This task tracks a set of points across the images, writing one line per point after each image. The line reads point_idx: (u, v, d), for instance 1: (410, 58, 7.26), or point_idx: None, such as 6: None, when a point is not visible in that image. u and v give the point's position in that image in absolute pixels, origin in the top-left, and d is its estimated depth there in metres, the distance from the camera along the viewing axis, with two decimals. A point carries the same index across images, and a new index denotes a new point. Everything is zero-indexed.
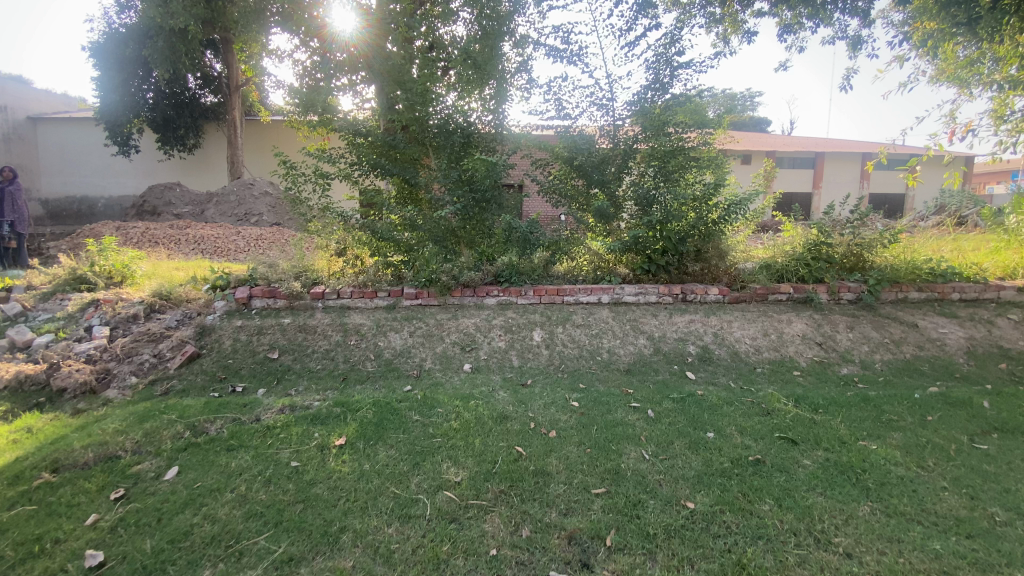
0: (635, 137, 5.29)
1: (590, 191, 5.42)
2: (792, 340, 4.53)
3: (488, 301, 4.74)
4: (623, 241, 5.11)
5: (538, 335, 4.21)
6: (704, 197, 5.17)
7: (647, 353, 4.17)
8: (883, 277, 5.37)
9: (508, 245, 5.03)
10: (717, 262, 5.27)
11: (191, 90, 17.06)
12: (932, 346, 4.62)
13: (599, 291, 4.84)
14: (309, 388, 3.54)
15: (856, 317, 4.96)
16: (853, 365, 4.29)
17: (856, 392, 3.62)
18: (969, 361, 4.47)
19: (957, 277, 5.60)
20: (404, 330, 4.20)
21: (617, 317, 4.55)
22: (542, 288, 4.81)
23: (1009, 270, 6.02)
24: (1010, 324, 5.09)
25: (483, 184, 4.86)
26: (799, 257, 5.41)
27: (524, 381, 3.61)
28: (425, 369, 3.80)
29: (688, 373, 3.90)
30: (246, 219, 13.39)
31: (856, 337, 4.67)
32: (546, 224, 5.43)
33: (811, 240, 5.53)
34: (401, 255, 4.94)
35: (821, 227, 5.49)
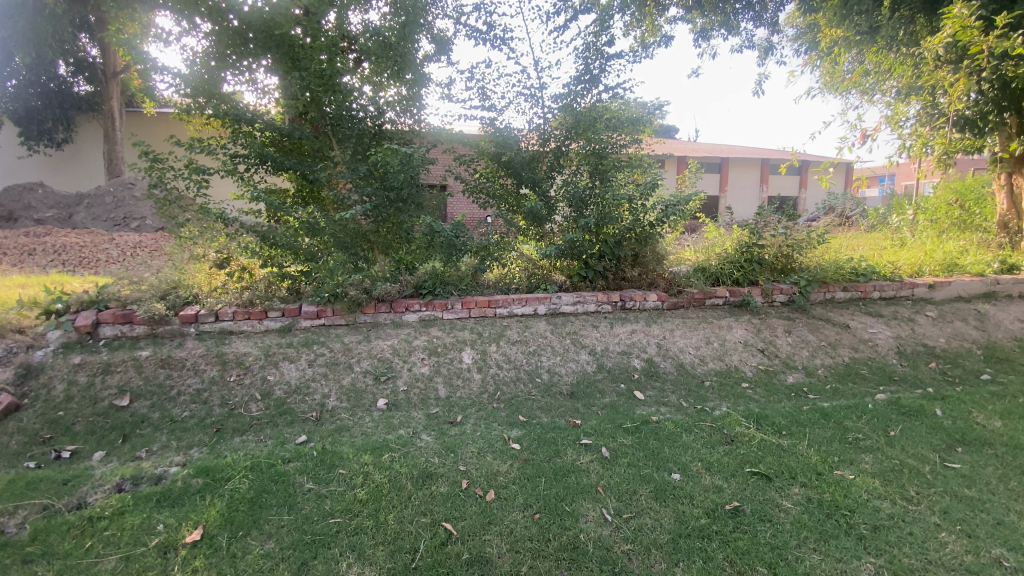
0: (566, 132, 4.81)
1: (520, 191, 4.91)
2: (736, 348, 4.26)
3: (408, 318, 4.07)
4: (558, 245, 4.63)
5: (468, 357, 3.61)
6: (644, 197, 4.78)
7: (589, 370, 3.69)
8: (814, 277, 5.28)
9: (431, 250, 4.34)
10: (654, 267, 4.94)
11: (59, 77, 14.69)
12: (867, 347, 4.57)
13: (532, 302, 4.32)
14: (167, 447, 2.72)
15: (793, 320, 4.83)
16: (798, 372, 4.09)
17: (811, 405, 3.37)
18: (901, 361, 4.42)
19: (876, 276, 5.69)
20: (301, 358, 3.45)
21: (555, 331, 4.04)
22: (471, 299, 4.21)
23: (915, 268, 6.31)
24: (929, 321, 5.21)
25: (398, 180, 4.06)
26: (733, 260, 5.24)
27: (452, 417, 3.00)
28: (327, 409, 3.09)
29: (636, 394, 3.44)
30: (125, 224, 11.57)
31: (796, 341, 4.52)
32: (474, 227, 4.81)
33: (743, 242, 5.38)
34: (301, 265, 4.17)
35: (752, 228, 5.36)
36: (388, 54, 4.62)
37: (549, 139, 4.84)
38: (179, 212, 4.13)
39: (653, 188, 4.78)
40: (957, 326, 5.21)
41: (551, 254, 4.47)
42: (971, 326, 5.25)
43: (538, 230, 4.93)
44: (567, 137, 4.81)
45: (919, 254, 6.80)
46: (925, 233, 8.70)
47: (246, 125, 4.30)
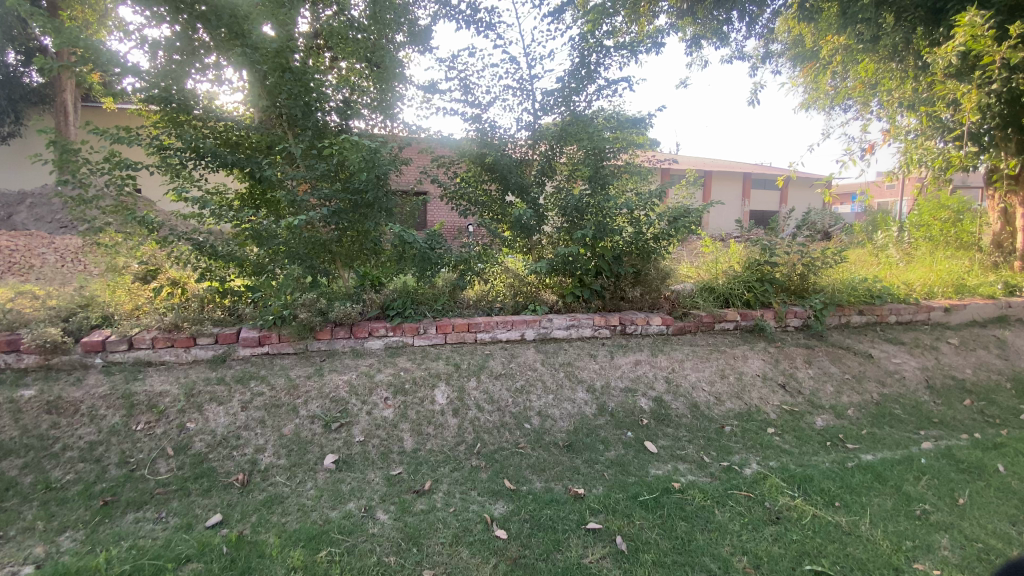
0: (560, 133, 4.20)
1: (506, 198, 4.31)
2: (753, 382, 3.70)
3: (372, 346, 3.40)
4: (550, 260, 4.01)
5: (442, 396, 2.95)
6: (650, 205, 4.16)
7: (588, 412, 3.07)
8: (829, 300, 4.79)
9: (402, 264, 3.68)
10: (658, 285, 4.36)
11: (7, 66, 13.72)
12: (895, 381, 4.06)
13: (520, 326, 3.69)
14: (30, 532, 2.03)
15: (811, 349, 4.31)
16: (825, 412, 3.54)
17: (854, 459, 2.81)
18: (934, 397, 3.91)
19: (892, 298, 5.21)
20: (233, 399, 2.77)
21: (547, 362, 3.40)
22: (447, 322, 3.56)
23: (927, 289, 5.88)
24: (953, 349, 4.74)
25: (362, 180, 3.39)
26: (742, 279, 4.70)
27: (419, 482, 2.34)
28: (257, 469, 2.41)
29: (647, 445, 2.83)
30: (72, 226, 10.65)
31: (817, 374, 3.98)
32: (453, 237, 4.16)
33: (753, 259, 4.85)
34: (247, 278, 3.50)
35: (764, 245, 4.82)
36: (357, 40, 4.02)
37: (540, 140, 4.25)
38: (95, 214, 3.41)
39: (660, 194, 4.18)
40: (982, 354, 4.75)
41: (541, 271, 3.84)
42: (996, 355, 4.78)
43: (526, 241, 4.33)
44: (560, 136, 4.20)
45: (927, 273, 6.38)
46: (917, 247, 8.38)
47: (182, 112, 3.58)
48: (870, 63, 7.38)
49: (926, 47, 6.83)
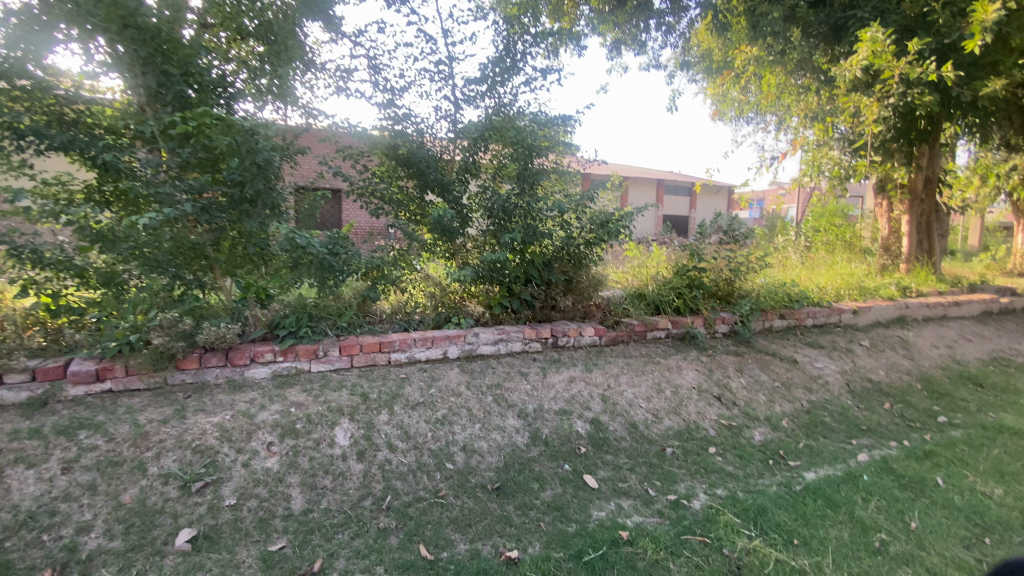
0: (483, 125, 3.76)
1: (424, 197, 3.84)
2: (690, 396, 3.47)
3: (255, 374, 2.79)
4: (474, 267, 3.56)
5: (344, 435, 2.43)
6: (581, 206, 3.84)
7: (519, 442, 2.67)
8: (754, 305, 4.73)
9: (296, 272, 3.06)
10: (590, 293, 4.04)
11: None
12: (820, 386, 4.04)
13: (441, 343, 3.21)
14: None
15: (741, 356, 4.18)
16: (762, 424, 3.39)
17: (800, 480, 2.64)
18: (856, 402, 3.93)
19: (808, 302, 5.31)
20: (54, 459, 2.09)
21: (472, 385, 2.95)
22: (352, 341, 3.01)
23: (836, 292, 6.11)
24: (865, 351, 4.88)
25: (240, 171, 2.76)
26: (672, 285, 4.52)
27: (306, 561, 1.84)
28: (79, 559, 1.80)
29: (587, 480, 2.46)
30: None
31: (750, 384, 3.85)
32: (361, 239, 3.59)
33: (682, 264, 4.71)
34: (87, 292, 2.77)
35: (693, 250, 4.68)
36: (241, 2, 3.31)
37: (461, 133, 3.80)
38: None
39: (593, 194, 3.87)
40: (890, 354, 4.94)
41: (463, 281, 3.38)
42: (902, 355, 4.99)
43: (448, 244, 3.87)
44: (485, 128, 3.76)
45: (834, 276, 6.67)
46: (816, 250, 8.79)
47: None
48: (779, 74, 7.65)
49: (829, 61, 7.17)
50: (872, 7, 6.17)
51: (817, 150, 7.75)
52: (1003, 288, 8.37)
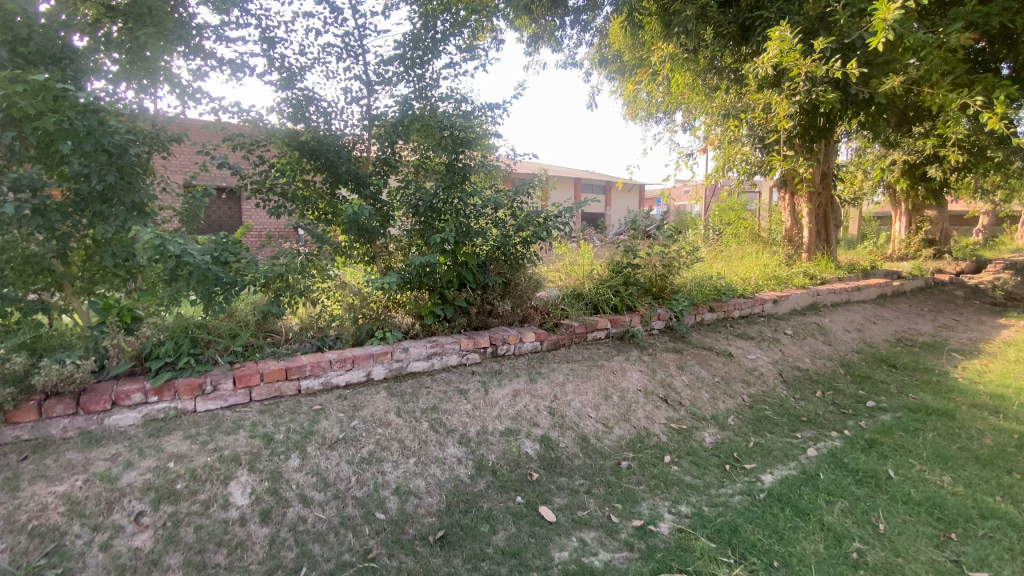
0: (401, 109, 3.33)
1: (336, 193, 3.34)
2: (638, 400, 3.23)
3: (120, 421, 2.19)
4: (399, 274, 3.12)
5: (243, 491, 1.97)
6: (514, 202, 3.52)
7: (462, 475, 2.30)
8: (686, 300, 4.64)
9: (174, 287, 2.47)
10: (529, 295, 3.71)
11: None
12: (757, 378, 4.00)
13: (364, 363, 2.74)
14: None
15: (680, 352, 4.01)
16: (711, 424, 3.24)
17: (763, 485, 2.50)
18: (792, 392, 3.93)
19: (733, 294, 5.37)
20: None
21: (403, 410, 2.53)
22: (249, 370, 2.47)
23: (757, 283, 6.28)
24: (790, 340, 5.00)
25: (88, 161, 2.21)
26: (608, 283, 4.33)
27: None
28: None
29: (544, 513, 2.14)
30: None
31: (691, 381, 3.69)
32: (259, 244, 3.03)
33: (617, 261, 4.53)
34: None
35: (627, 246, 4.50)
36: None
37: (376, 120, 3.35)
38: None
39: (527, 188, 3.56)
40: (811, 342, 5.12)
41: (386, 289, 2.93)
42: (821, 341, 5.20)
43: (367, 246, 3.41)
44: (405, 115, 3.34)
45: (753, 266, 6.88)
46: (728, 242, 9.11)
47: None
48: (691, 72, 7.85)
49: (737, 61, 7.46)
50: (777, 8, 6.49)
51: (729, 147, 7.97)
52: (889, 273, 9.19)
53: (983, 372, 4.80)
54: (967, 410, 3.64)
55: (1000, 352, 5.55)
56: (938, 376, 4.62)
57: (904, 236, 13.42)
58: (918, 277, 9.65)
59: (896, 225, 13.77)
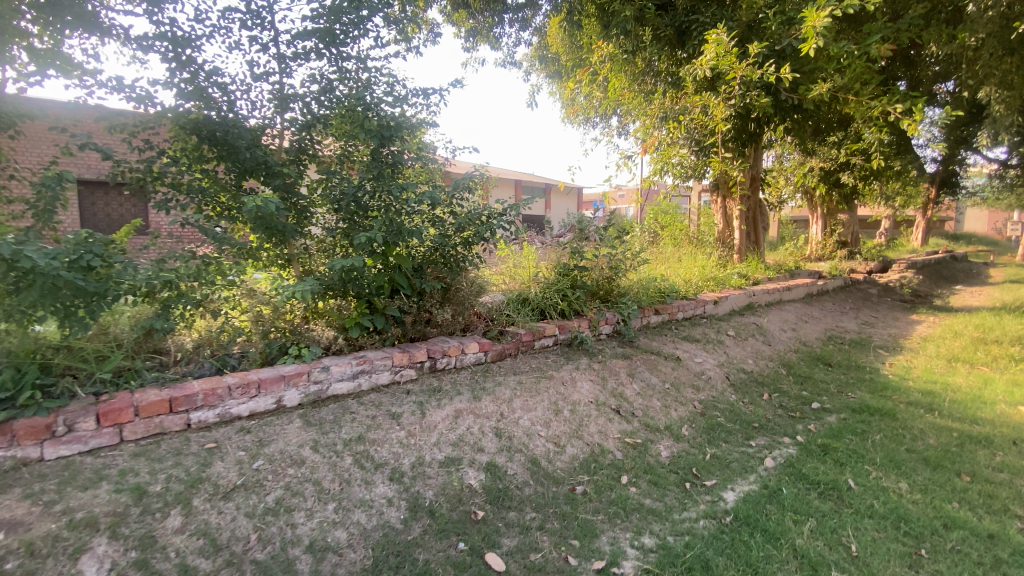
0: (318, 91, 2.90)
1: (243, 186, 2.87)
2: (589, 413, 2.97)
3: None
4: (319, 280, 2.69)
5: (99, 568, 1.52)
6: (452, 197, 3.15)
7: (393, 520, 1.94)
8: (633, 303, 4.46)
9: (16, 299, 1.93)
10: (471, 302, 3.36)
11: None
12: (705, 382, 3.87)
13: (274, 390, 2.32)
14: None
15: (629, 358, 3.81)
16: (665, 435, 3.04)
17: (727, 506, 2.30)
18: (740, 396, 3.82)
19: (677, 295, 5.26)
20: None
21: (320, 444, 2.13)
22: (121, 404, 1.97)
23: (698, 283, 6.25)
24: (733, 341, 4.95)
25: None
26: (553, 287, 4.07)
27: None
28: None
29: (491, 561, 1.82)
30: None
31: (642, 389, 3.48)
32: (144, 246, 2.52)
33: (562, 264, 4.28)
34: None
35: (573, 248, 4.26)
36: None
37: (290, 101, 2.89)
38: None
39: (467, 182, 3.21)
40: (752, 343, 5.11)
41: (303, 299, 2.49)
42: (760, 342, 5.21)
43: (282, 248, 2.94)
44: (325, 97, 2.91)
45: (693, 267, 6.85)
46: (665, 243, 9.16)
47: None
48: (629, 74, 7.76)
49: (673, 64, 7.47)
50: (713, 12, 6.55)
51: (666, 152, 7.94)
52: (812, 273, 9.63)
53: (908, 368, 4.98)
54: (903, 408, 3.69)
55: (919, 347, 5.84)
56: (869, 373, 4.73)
57: (819, 237, 14.24)
58: (837, 277, 10.21)
59: (812, 227, 14.59)
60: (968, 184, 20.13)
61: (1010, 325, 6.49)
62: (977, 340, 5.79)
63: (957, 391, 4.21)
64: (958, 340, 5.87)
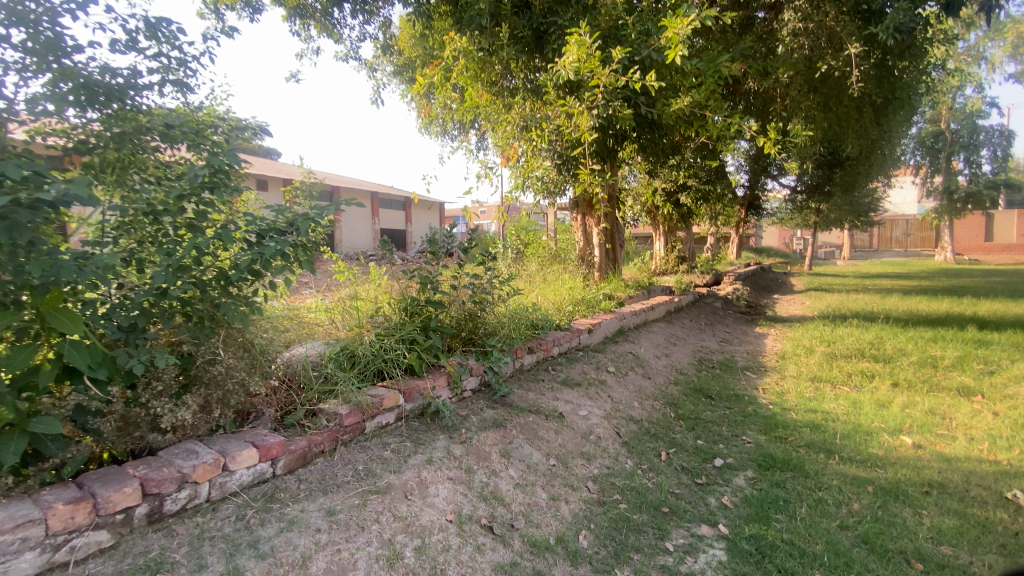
0: None
1: None
2: (446, 546, 1.90)
3: None
4: None
5: None
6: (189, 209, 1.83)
7: None
8: (503, 344, 3.45)
9: None
10: (251, 378, 2.04)
11: None
12: (595, 447, 3.02)
13: None
14: None
15: (502, 427, 2.77)
16: (559, 554, 2.08)
17: None
18: (639, 461, 3.03)
19: (552, 326, 4.35)
20: None
21: None
22: None
23: (572, 307, 5.48)
24: (615, 378, 4.20)
25: None
26: (399, 333, 2.83)
27: None
28: None
29: None
30: None
31: (521, 477, 2.47)
32: None
33: (410, 300, 3.10)
34: None
35: (425, 278, 3.11)
36: None
37: None
38: None
39: (215, 184, 1.87)
40: (634, 377, 4.44)
41: None
42: (641, 375, 4.58)
43: None
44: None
45: (560, 288, 6.03)
46: (528, 263, 8.45)
47: None
48: (484, 79, 6.89)
49: (530, 71, 6.72)
50: (571, 16, 6.02)
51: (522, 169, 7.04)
52: (665, 289, 9.71)
53: (782, 394, 4.74)
54: (806, 456, 3.22)
55: (780, 367, 5.78)
56: (752, 406, 4.33)
57: (662, 253, 14.97)
58: (687, 292, 10.51)
59: (656, 244, 15.32)
60: (772, 207, 23.46)
61: (844, 338, 6.86)
62: (827, 356, 5.90)
63: (838, 421, 3.95)
64: (812, 357, 5.93)
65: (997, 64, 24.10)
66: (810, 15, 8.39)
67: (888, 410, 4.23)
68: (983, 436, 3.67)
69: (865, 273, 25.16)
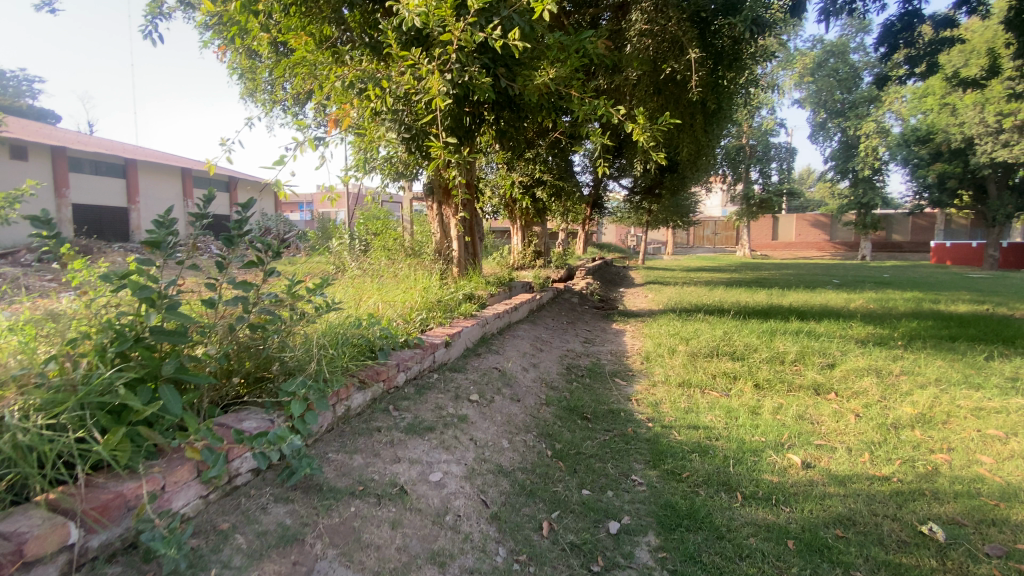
0: None
1: None
2: None
3: None
4: None
5: None
6: None
7: None
8: (313, 384, 2.26)
9: None
10: None
11: None
12: (452, 535, 2.05)
13: None
14: None
15: (295, 543, 1.70)
16: None
17: None
18: (514, 545, 2.14)
19: (394, 344, 3.22)
20: None
21: None
22: None
23: (422, 314, 4.39)
24: (477, 407, 3.25)
25: None
26: (84, 398, 1.56)
27: None
28: None
29: None
30: None
31: None
32: None
33: (125, 327, 1.76)
34: None
35: (152, 289, 1.76)
36: None
37: None
38: None
39: None
40: (500, 402, 3.54)
41: None
42: (508, 398, 3.70)
43: None
44: None
45: (411, 290, 4.89)
46: (374, 258, 7.10)
47: None
48: (309, 24, 5.44)
49: (369, 24, 5.49)
50: None
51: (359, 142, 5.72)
52: (526, 285, 9.09)
53: (658, 404, 4.26)
54: (707, 498, 2.61)
55: (647, 371, 5.41)
56: (633, 426, 3.72)
57: (519, 248, 14.55)
58: (547, 289, 10.07)
59: (513, 238, 14.87)
60: (616, 205, 24.86)
61: (697, 335, 6.84)
62: (689, 357, 5.69)
63: (721, 438, 3.51)
64: (675, 358, 5.67)
65: (787, 90, 28.66)
66: (654, 17, 8.25)
67: (762, 418, 3.94)
68: (855, 444, 3.50)
69: (690, 267, 28.22)
